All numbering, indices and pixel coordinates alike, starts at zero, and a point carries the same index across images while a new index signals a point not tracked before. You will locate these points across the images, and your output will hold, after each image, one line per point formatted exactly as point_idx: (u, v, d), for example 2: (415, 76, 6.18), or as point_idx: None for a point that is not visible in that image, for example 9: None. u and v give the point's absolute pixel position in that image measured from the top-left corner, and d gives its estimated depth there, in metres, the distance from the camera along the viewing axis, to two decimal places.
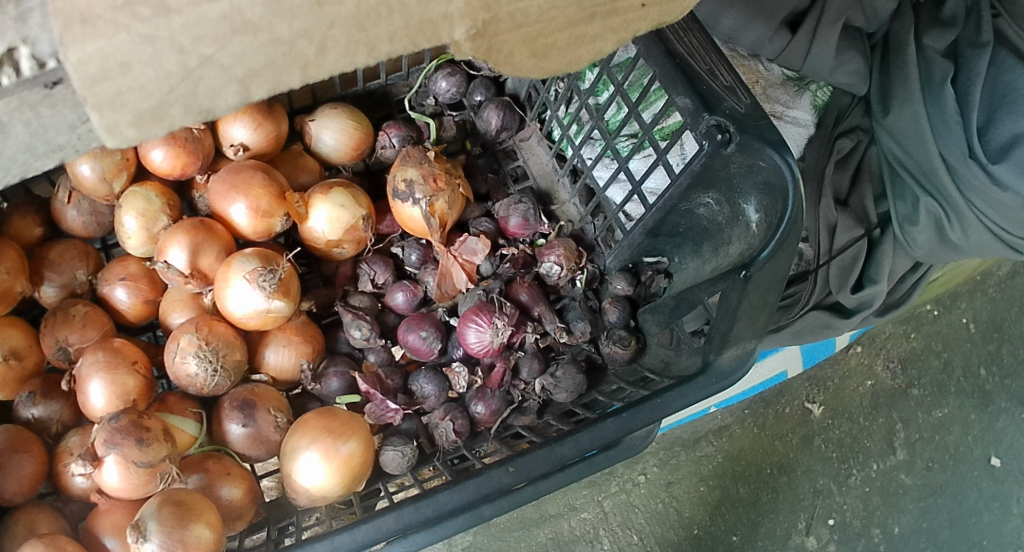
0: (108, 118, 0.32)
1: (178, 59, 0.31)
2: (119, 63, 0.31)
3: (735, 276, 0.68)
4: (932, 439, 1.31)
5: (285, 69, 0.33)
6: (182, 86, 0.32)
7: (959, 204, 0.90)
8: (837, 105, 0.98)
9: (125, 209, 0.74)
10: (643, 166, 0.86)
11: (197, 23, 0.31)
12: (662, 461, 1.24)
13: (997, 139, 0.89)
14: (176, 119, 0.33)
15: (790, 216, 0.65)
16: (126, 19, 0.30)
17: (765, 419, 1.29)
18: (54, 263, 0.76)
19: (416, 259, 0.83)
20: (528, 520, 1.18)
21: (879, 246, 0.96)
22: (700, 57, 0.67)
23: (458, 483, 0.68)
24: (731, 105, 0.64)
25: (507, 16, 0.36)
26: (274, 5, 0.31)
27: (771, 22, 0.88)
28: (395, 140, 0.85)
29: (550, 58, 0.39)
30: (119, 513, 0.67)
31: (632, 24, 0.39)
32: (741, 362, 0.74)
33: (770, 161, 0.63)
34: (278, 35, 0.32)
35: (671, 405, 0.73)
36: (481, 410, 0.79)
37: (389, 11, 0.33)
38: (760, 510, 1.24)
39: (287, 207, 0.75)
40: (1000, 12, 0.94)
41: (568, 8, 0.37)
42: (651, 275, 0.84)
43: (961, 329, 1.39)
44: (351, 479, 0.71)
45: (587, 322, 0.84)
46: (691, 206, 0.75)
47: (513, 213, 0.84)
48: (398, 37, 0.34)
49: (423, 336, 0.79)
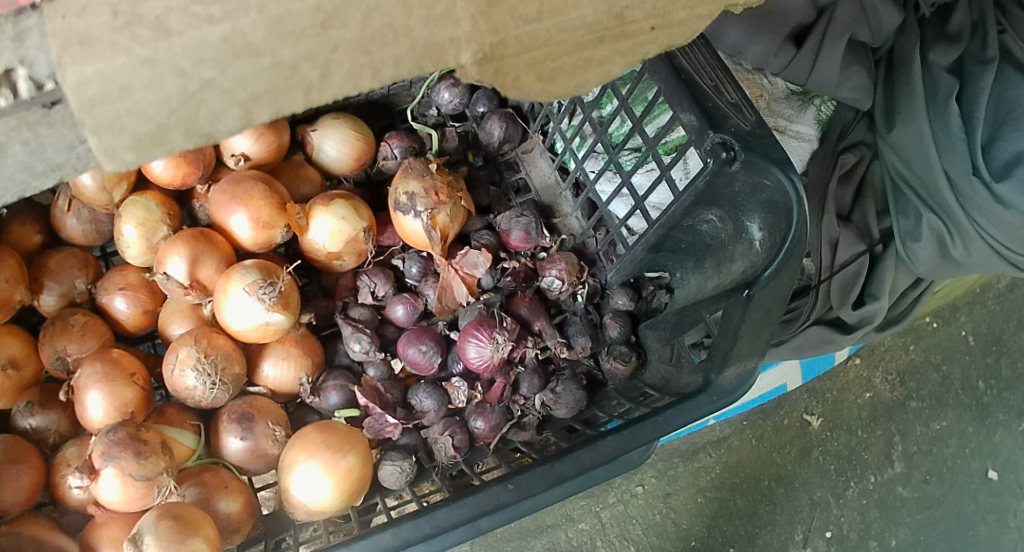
0: (107, 142, 0.31)
1: (179, 82, 0.31)
2: (118, 86, 0.31)
3: (738, 295, 0.68)
4: (930, 452, 1.31)
5: (288, 92, 0.33)
6: (182, 109, 0.32)
7: (962, 221, 0.90)
8: (841, 120, 0.98)
9: (124, 218, 0.74)
10: (647, 181, 0.86)
11: (198, 45, 0.31)
12: (660, 472, 1.24)
13: (1001, 156, 0.88)
14: (177, 143, 0.33)
15: (794, 234, 0.65)
16: (125, 41, 0.30)
17: (764, 431, 1.28)
18: (53, 271, 0.76)
19: (416, 272, 0.83)
20: (526, 530, 1.18)
21: (881, 262, 0.96)
22: (706, 73, 0.67)
23: (457, 499, 0.67)
24: (737, 122, 0.63)
25: (516, 40, 0.35)
26: (277, 28, 0.31)
27: (777, 35, 0.87)
28: (397, 151, 0.84)
29: (558, 81, 0.38)
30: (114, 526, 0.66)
31: (641, 47, 0.38)
32: (741, 382, 0.73)
33: (774, 178, 0.63)
34: (281, 58, 0.32)
35: (672, 422, 0.72)
36: (480, 426, 0.78)
37: (394, 34, 0.33)
38: (758, 522, 1.24)
39: (288, 218, 0.75)
40: (1007, 28, 0.93)
41: (576, 32, 0.36)
42: (653, 290, 0.83)
43: (961, 341, 1.38)
44: (350, 494, 0.70)
45: (588, 337, 0.83)
46: (694, 222, 0.74)
47: (514, 226, 0.83)
48: (403, 61, 0.34)
49: (422, 350, 0.78)
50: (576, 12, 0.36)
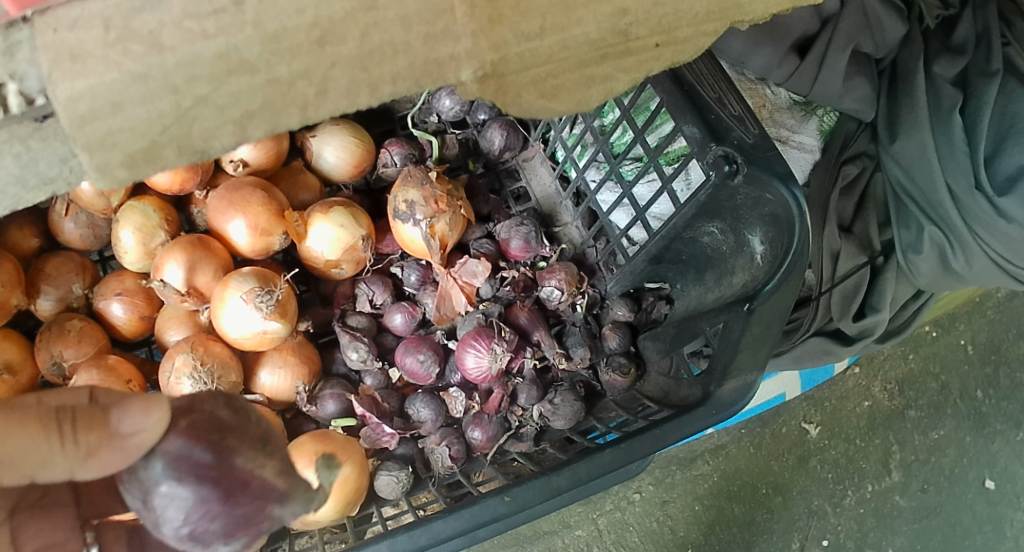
0: (99, 159, 0.31)
1: (172, 98, 0.31)
2: (110, 102, 0.30)
3: (739, 309, 0.68)
4: (928, 461, 1.30)
5: (284, 110, 0.32)
6: (175, 127, 0.31)
7: (963, 234, 0.89)
8: (843, 131, 0.97)
9: (122, 223, 0.73)
10: (648, 191, 0.86)
11: (191, 62, 0.30)
12: (657, 480, 1.23)
13: (1003, 170, 0.88)
14: (170, 160, 0.32)
15: (796, 247, 0.65)
16: (117, 56, 0.30)
17: (763, 438, 1.27)
18: (50, 276, 0.76)
19: (415, 280, 0.82)
20: (523, 537, 1.17)
21: (882, 274, 0.96)
22: (709, 85, 0.66)
23: (453, 511, 0.67)
24: (740, 135, 0.63)
25: (517, 57, 0.34)
26: (272, 44, 0.31)
27: (781, 45, 0.86)
28: (397, 157, 0.83)
29: (560, 98, 0.37)
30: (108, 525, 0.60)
31: (645, 64, 0.37)
32: (743, 394, 0.73)
33: (777, 193, 0.62)
34: (276, 74, 0.31)
35: (671, 435, 0.72)
36: (478, 436, 0.78)
37: (393, 51, 0.32)
38: (755, 530, 1.24)
39: (286, 225, 0.74)
40: (1011, 40, 0.93)
41: (579, 49, 0.35)
42: (653, 301, 0.83)
43: (959, 350, 1.38)
44: (345, 504, 0.70)
45: (587, 347, 0.83)
46: (695, 234, 0.73)
47: (514, 235, 0.82)
48: (402, 78, 0.33)
49: (421, 360, 0.78)
50: (580, 28, 0.35)
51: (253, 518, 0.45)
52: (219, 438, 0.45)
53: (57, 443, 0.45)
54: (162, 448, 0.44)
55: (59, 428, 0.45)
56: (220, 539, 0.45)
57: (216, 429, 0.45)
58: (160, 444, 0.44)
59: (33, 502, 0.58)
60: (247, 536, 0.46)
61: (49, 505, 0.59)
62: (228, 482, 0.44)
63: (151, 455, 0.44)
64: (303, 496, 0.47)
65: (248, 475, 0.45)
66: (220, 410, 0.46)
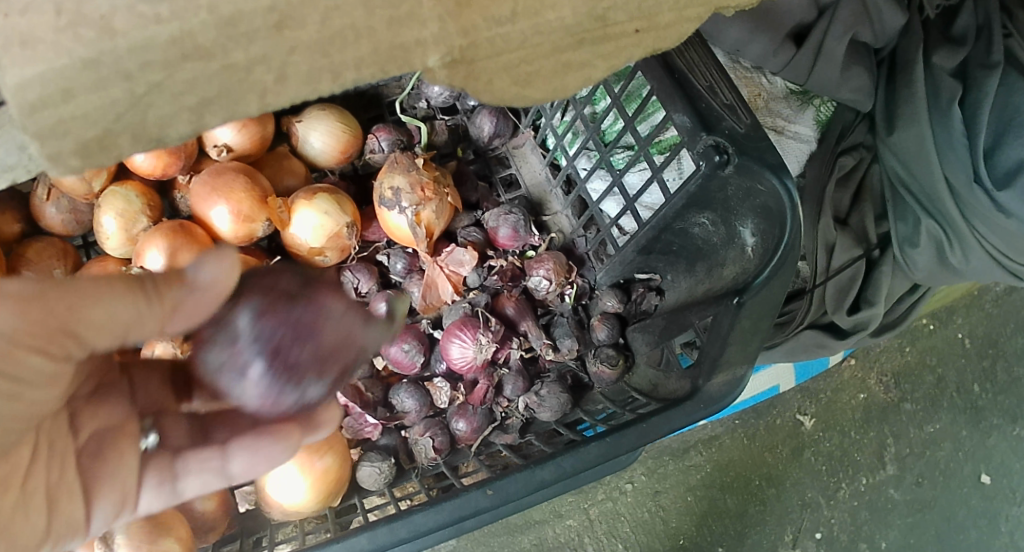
0: (50, 148, 0.29)
1: (125, 85, 0.29)
2: (61, 88, 0.29)
3: (728, 302, 0.67)
4: (922, 455, 1.30)
5: (242, 97, 0.31)
6: (129, 114, 0.30)
7: (961, 228, 0.88)
8: (841, 121, 0.96)
9: (104, 208, 0.72)
10: (639, 181, 0.84)
11: (143, 47, 0.29)
12: (650, 470, 1.22)
13: (1003, 164, 0.86)
14: (126, 149, 0.31)
15: (788, 240, 0.63)
16: (68, 41, 0.28)
17: (756, 430, 1.26)
18: (31, 261, 0.75)
19: (401, 268, 0.81)
20: (513, 526, 1.17)
21: (878, 267, 0.95)
22: (700, 73, 0.65)
23: (435, 503, 0.66)
24: (731, 124, 0.62)
25: (488, 42, 0.33)
26: (228, 29, 0.29)
27: (777, 34, 0.84)
28: (385, 144, 0.81)
29: (535, 85, 0.35)
30: (166, 411, 0.60)
31: (625, 50, 0.36)
32: (732, 388, 0.72)
33: (768, 184, 0.61)
34: (232, 60, 0.30)
35: (658, 429, 0.71)
36: (463, 427, 0.77)
37: (355, 35, 0.31)
38: (747, 522, 1.23)
39: (269, 212, 0.73)
40: (1011, 32, 0.91)
41: (554, 34, 0.34)
42: (643, 292, 0.81)
43: (957, 344, 1.36)
44: (326, 495, 0.70)
45: (574, 338, 0.81)
46: (685, 225, 0.71)
47: (502, 223, 0.81)
48: (366, 64, 0.31)
49: (405, 350, 0.76)
50: (554, 14, 0.33)
51: (341, 346, 0.54)
52: (301, 278, 0.54)
53: (144, 302, 0.48)
54: (246, 292, 0.53)
55: (144, 287, 0.48)
56: (310, 373, 0.53)
57: (281, 275, 0.54)
58: (240, 297, 0.53)
59: (87, 395, 0.57)
60: (333, 369, 0.54)
61: (107, 387, 0.58)
62: (304, 321, 0.52)
63: (235, 300, 0.53)
64: (382, 322, 0.56)
65: (325, 312, 0.53)
66: (291, 264, 0.56)
